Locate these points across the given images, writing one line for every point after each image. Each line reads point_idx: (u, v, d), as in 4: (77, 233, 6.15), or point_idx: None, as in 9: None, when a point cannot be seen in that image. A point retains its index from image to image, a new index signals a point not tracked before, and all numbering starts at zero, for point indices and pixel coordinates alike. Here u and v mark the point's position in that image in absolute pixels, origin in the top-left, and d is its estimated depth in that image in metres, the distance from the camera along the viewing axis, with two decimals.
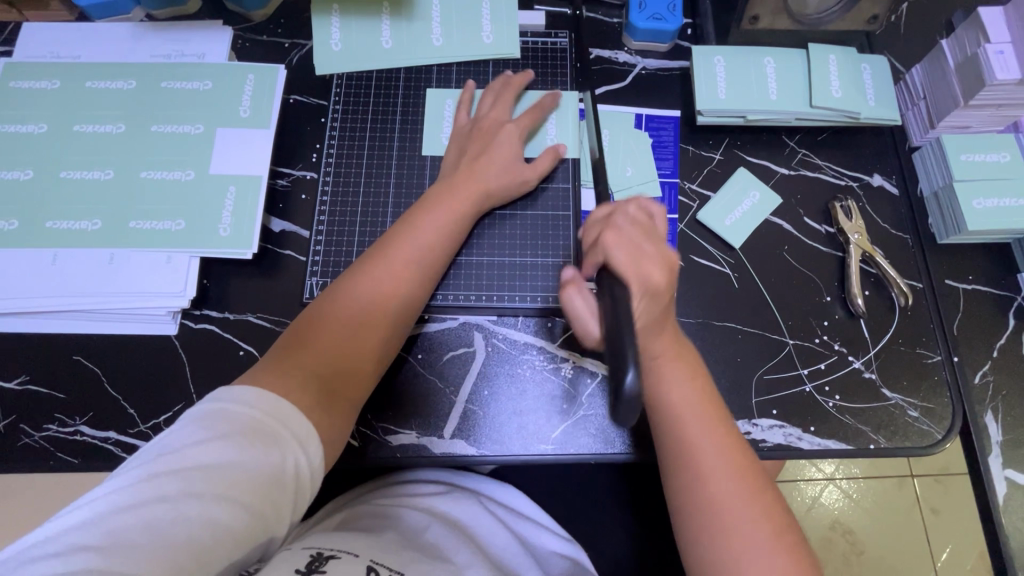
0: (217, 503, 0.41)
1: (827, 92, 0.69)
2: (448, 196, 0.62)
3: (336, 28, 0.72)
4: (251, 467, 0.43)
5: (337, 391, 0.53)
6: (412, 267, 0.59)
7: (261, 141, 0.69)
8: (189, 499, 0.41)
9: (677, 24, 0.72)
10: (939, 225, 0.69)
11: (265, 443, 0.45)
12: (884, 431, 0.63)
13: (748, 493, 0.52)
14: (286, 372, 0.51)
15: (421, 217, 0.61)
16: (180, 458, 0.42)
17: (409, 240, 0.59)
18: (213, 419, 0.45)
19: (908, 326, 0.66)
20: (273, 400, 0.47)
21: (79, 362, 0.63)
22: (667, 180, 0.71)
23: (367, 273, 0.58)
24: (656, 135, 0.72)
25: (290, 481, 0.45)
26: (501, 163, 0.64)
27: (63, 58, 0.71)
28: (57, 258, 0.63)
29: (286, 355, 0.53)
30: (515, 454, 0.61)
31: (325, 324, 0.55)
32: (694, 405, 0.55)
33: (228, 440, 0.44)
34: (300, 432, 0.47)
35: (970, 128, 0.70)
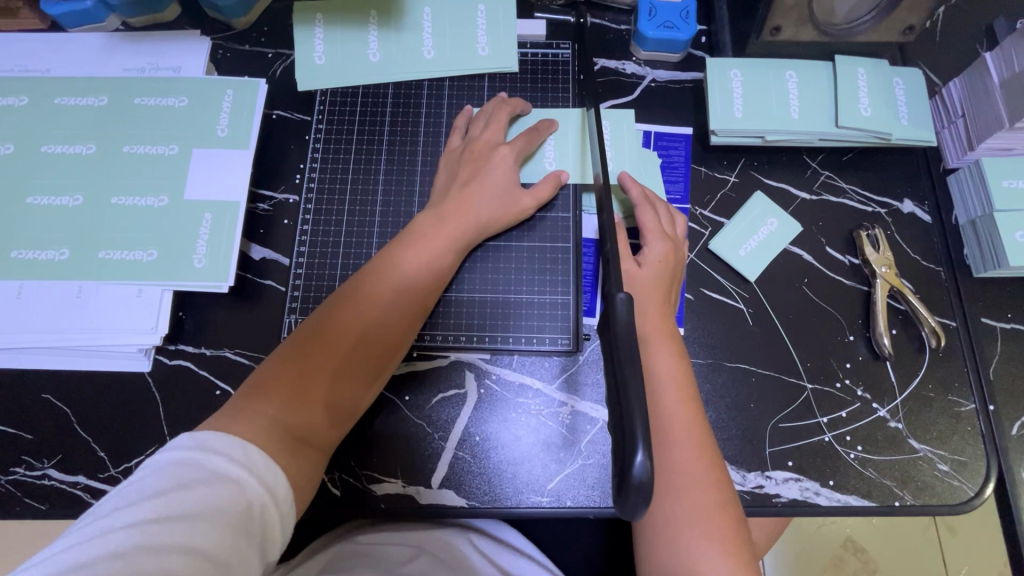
0: (180, 559, 0.37)
1: (855, 110, 0.63)
2: (436, 225, 0.57)
3: (320, 40, 0.67)
4: (218, 517, 0.39)
5: (307, 435, 0.49)
6: (397, 301, 0.54)
7: (239, 164, 0.64)
8: (148, 555, 0.36)
9: (690, 33, 0.66)
10: (976, 258, 0.63)
11: (234, 489, 0.41)
12: (909, 487, 0.57)
13: (719, 520, 0.48)
14: (252, 412, 0.46)
15: (408, 248, 0.56)
16: (139, 509, 0.38)
17: (392, 271, 0.55)
18: (177, 465, 0.41)
19: (939, 370, 0.60)
20: (242, 446, 0.43)
21: (48, 401, 0.60)
22: (676, 207, 0.65)
23: (348, 304, 0.53)
24: (665, 155, 0.66)
25: (259, 530, 0.41)
26: (493, 192, 0.59)
27: (32, 72, 0.66)
28: (23, 291, 0.59)
29: (253, 392, 0.48)
30: (507, 506, 0.57)
31: (301, 360, 0.50)
32: (681, 419, 0.51)
33: (196, 488, 0.39)
34: (269, 479, 0.43)
35: (1015, 150, 0.63)
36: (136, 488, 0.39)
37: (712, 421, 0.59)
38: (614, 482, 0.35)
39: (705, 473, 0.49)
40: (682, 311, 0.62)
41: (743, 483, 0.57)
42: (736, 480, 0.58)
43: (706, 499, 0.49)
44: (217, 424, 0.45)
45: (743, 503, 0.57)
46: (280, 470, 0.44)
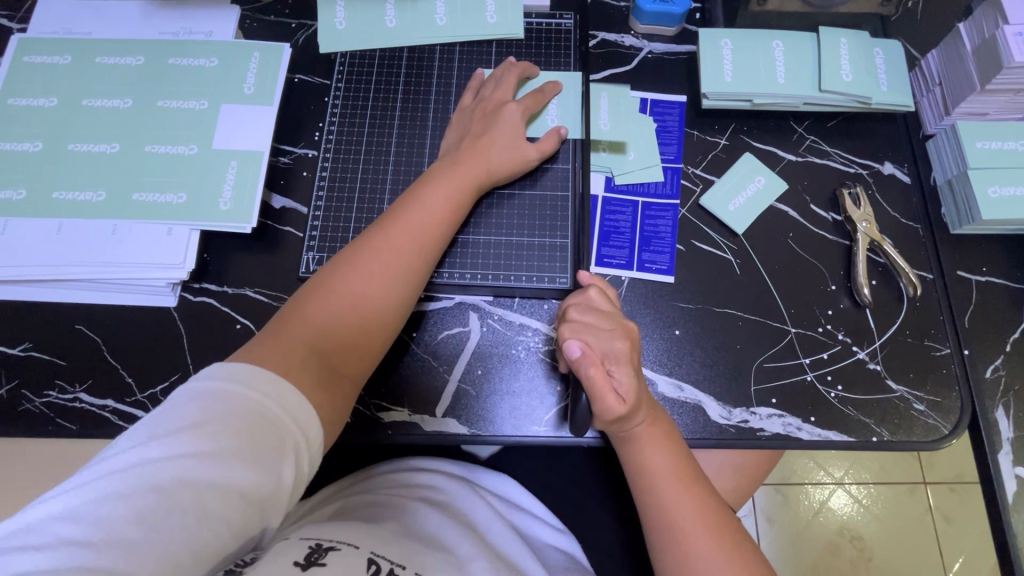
0: (213, 493, 0.40)
1: (837, 76, 0.67)
2: (450, 173, 0.62)
3: (341, 7, 0.73)
4: (248, 458, 0.42)
5: (336, 368, 0.53)
6: (410, 255, 0.58)
7: (264, 118, 0.69)
8: (184, 488, 0.39)
9: (685, 6, 0.71)
10: (952, 215, 0.67)
11: (265, 429, 0.43)
12: (886, 424, 0.61)
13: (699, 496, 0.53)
14: (280, 353, 0.50)
15: (418, 206, 0.60)
16: (176, 441, 0.41)
17: (410, 217, 0.59)
18: (210, 399, 0.43)
19: (916, 317, 0.64)
20: (274, 382, 0.46)
21: (81, 331, 0.64)
22: (669, 165, 0.69)
23: (364, 258, 0.57)
24: (660, 119, 0.71)
25: (288, 472, 0.44)
26: (502, 143, 0.64)
27: (76, 34, 0.72)
28: (62, 228, 0.64)
29: (277, 335, 0.52)
30: (505, 435, 0.61)
31: (326, 301, 0.54)
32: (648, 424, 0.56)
33: (225, 426, 0.42)
34: (300, 417, 0.46)
35: (988, 115, 0.68)
36: (168, 420, 0.42)
37: (700, 360, 0.63)
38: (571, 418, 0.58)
39: (676, 470, 0.54)
40: (673, 260, 0.66)
41: (728, 418, 0.61)
42: (723, 414, 0.61)
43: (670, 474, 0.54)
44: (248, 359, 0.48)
45: (728, 436, 0.60)
46: (310, 406, 0.47)
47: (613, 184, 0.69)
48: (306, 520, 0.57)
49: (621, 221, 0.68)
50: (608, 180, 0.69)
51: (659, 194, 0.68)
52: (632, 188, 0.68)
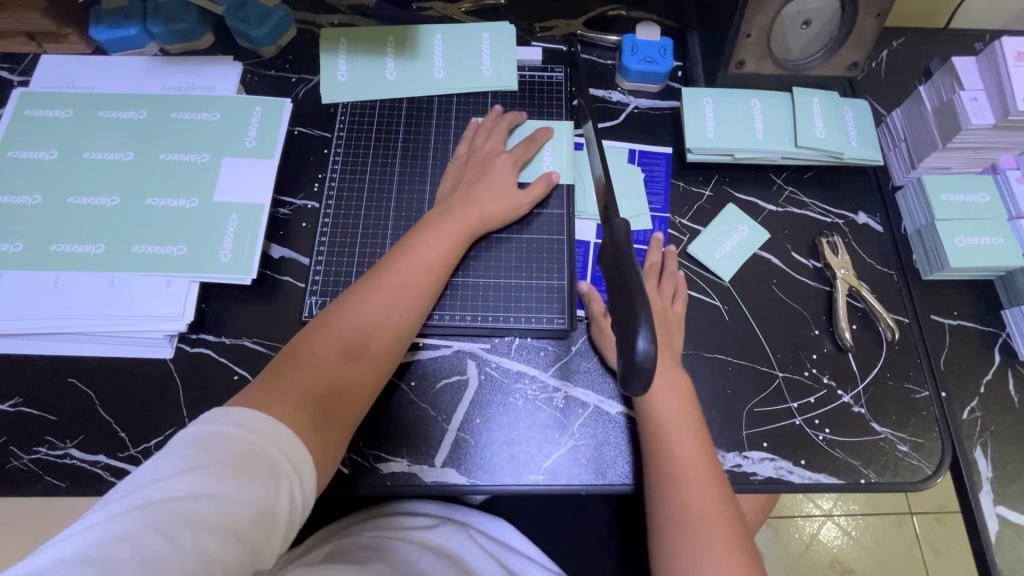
0: (216, 536, 0.39)
1: (812, 133, 0.72)
2: (443, 218, 0.64)
3: (342, 63, 0.76)
4: (247, 499, 0.41)
5: (329, 410, 0.52)
6: (404, 299, 0.59)
7: (265, 171, 0.71)
8: (187, 530, 0.39)
9: (667, 66, 0.76)
10: (923, 262, 0.71)
11: (264, 472, 0.43)
12: (873, 466, 0.63)
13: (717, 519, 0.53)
14: (278, 399, 0.50)
15: (411, 252, 0.61)
16: (177, 483, 0.40)
17: (406, 259, 0.61)
18: (212, 440, 0.43)
19: (896, 360, 0.67)
20: (270, 427, 0.46)
21: (74, 384, 0.63)
22: (657, 215, 0.72)
23: (359, 302, 0.58)
24: (647, 169, 0.74)
25: (284, 516, 0.43)
26: (494, 191, 0.67)
27: (79, 88, 0.74)
28: (59, 281, 0.64)
29: (273, 378, 0.52)
30: (505, 484, 0.61)
31: (317, 343, 0.55)
32: (680, 427, 0.58)
33: (229, 467, 0.42)
34: (298, 461, 0.46)
35: (950, 169, 0.73)
36: (168, 462, 0.41)
37: None
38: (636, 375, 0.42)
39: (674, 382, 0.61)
40: None
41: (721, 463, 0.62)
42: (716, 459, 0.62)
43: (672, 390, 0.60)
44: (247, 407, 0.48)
45: None
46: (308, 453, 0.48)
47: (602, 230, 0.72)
48: (303, 561, 0.57)
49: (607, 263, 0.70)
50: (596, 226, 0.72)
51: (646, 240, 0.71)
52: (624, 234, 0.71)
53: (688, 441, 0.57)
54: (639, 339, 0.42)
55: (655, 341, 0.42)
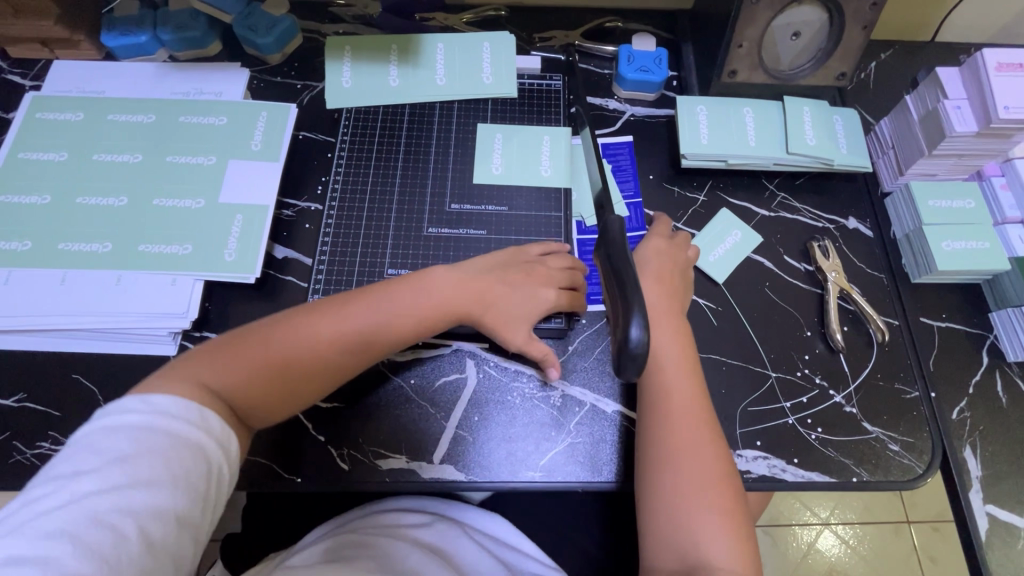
0: (139, 495, 0.41)
1: (802, 140, 0.74)
2: (466, 273, 0.63)
3: (347, 70, 0.78)
4: (160, 461, 0.43)
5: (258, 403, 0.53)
6: (386, 328, 0.58)
7: (270, 174, 0.72)
8: (105, 497, 0.40)
9: (663, 75, 0.78)
10: (912, 265, 0.73)
11: (177, 437, 0.44)
12: (865, 465, 0.64)
13: (719, 500, 0.53)
14: (202, 378, 0.50)
15: (399, 280, 0.61)
16: (87, 458, 0.42)
17: (411, 293, 0.60)
18: (124, 414, 0.44)
19: (886, 361, 0.68)
20: (202, 413, 0.47)
21: (78, 381, 0.64)
22: (630, 201, 0.75)
23: (324, 314, 0.56)
24: (613, 160, 0.77)
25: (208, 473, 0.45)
26: (519, 306, 0.64)
27: (89, 93, 0.76)
28: (66, 278, 0.65)
29: (215, 361, 0.52)
30: (503, 480, 0.62)
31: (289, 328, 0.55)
32: (676, 384, 0.59)
33: (137, 438, 0.43)
34: (223, 437, 0.48)
35: (938, 176, 0.75)
36: (72, 447, 0.43)
37: None
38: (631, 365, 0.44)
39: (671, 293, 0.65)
40: None
41: None
42: None
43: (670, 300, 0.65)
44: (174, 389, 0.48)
45: None
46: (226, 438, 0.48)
47: (584, 227, 0.74)
48: (298, 560, 0.57)
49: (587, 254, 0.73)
50: (579, 224, 0.74)
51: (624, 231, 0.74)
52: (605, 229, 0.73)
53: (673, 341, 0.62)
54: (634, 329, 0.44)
55: (648, 328, 0.44)
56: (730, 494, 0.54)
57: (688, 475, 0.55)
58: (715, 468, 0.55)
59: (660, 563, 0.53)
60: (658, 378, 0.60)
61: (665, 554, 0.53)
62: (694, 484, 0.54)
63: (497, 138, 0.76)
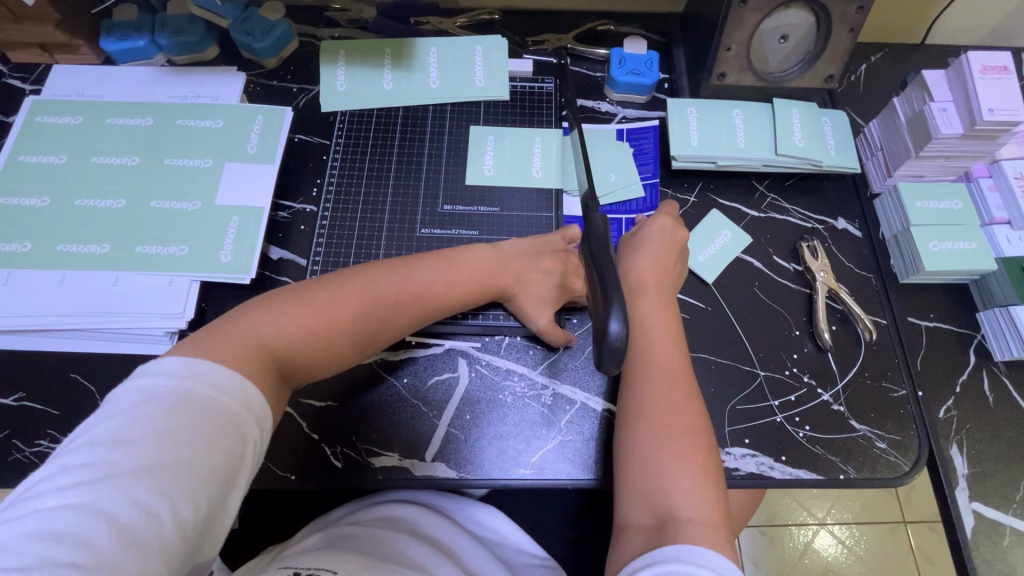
0: (178, 473, 0.41)
1: (791, 142, 0.75)
2: (483, 258, 0.66)
3: (342, 74, 0.79)
4: (203, 444, 0.42)
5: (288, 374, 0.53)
6: (412, 302, 0.60)
7: (266, 176, 0.73)
8: (146, 475, 0.40)
9: (653, 78, 0.79)
10: (900, 265, 0.73)
11: (219, 420, 0.44)
12: (852, 462, 0.65)
13: (692, 453, 0.54)
14: (232, 344, 0.50)
15: (429, 269, 0.63)
16: (129, 433, 0.41)
17: (437, 273, 0.63)
18: (166, 392, 0.44)
19: (874, 360, 0.69)
20: (237, 381, 0.47)
21: (76, 380, 0.65)
22: (648, 183, 0.76)
23: (353, 287, 0.57)
24: (636, 144, 0.78)
25: (244, 463, 0.45)
26: (544, 285, 0.67)
27: (88, 97, 0.77)
28: (64, 279, 0.66)
29: (252, 330, 0.52)
30: (494, 477, 0.63)
31: (318, 298, 0.56)
32: (658, 349, 0.60)
33: (178, 414, 0.43)
34: (260, 415, 0.48)
35: (925, 177, 0.75)
36: (111, 412, 0.42)
37: None
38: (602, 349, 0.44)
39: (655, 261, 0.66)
40: None
41: None
42: None
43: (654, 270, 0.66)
44: (214, 355, 0.48)
45: None
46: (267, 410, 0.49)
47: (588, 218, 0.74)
48: (301, 548, 0.59)
49: None
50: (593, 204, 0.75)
51: (640, 209, 0.75)
52: (616, 207, 0.75)
53: (657, 309, 0.63)
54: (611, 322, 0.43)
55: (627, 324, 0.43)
56: (705, 451, 0.54)
57: (663, 428, 0.55)
58: (689, 424, 0.55)
59: (634, 515, 0.52)
60: (638, 342, 0.61)
61: (638, 506, 0.53)
62: (676, 440, 0.54)
63: (490, 137, 0.77)
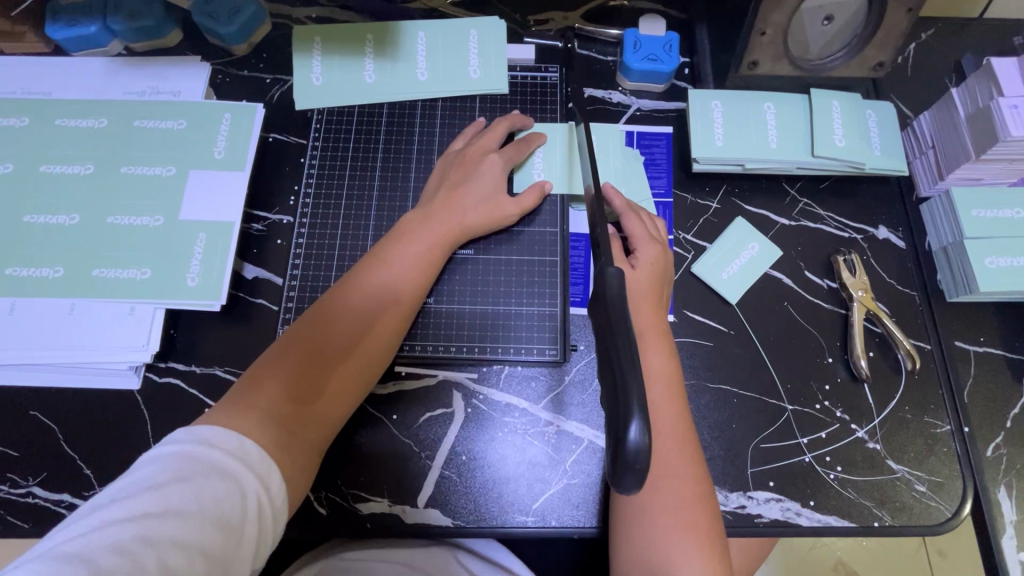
0: (176, 537, 0.37)
1: (830, 141, 0.66)
2: (425, 222, 0.60)
3: (318, 64, 0.70)
4: (211, 508, 0.39)
5: (298, 428, 0.49)
6: (383, 303, 0.56)
7: (236, 185, 0.65)
8: (146, 548, 0.36)
9: (673, 65, 0.69)
10: (948, 283, 0.65)
11: (227, 481, 0.41)
12: (888, 508, 0.58)
13: (694, 518, 0.50)
14: (241, 412, 0.46)
15: (388, 261, 0.57)
16: (139, 501, 0.38)
17: (392, 262, 0.57)
18: (177, 459, 0.41)
19: (915, 392, 0.62)
20: (240, 443, 0.43)
21: (36, 418, 0.60)
22: (661, 200, 0.68)
23: (333, 318, 0.54)
24: (648, 152, 0.69)
25: (251, 529, 0.41)
26: (480, 196, 0.62)
27: (35, 94, 0.68)
28: (16, 307, 0.60)
29: (248, 390, 0.49)
30: (493, 526, 0.57)
31: (306, 342, 0.52)
32: (662, 403, 0.53)
33: (184, 474, 0.40)
34: (262, 468, 0.43)
35: (983, 181, 0.66)
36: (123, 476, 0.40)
37: None
38: (614, 459, 0.37)
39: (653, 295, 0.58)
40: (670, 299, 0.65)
41: (725, 503, 0.58)
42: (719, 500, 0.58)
43: (654, 307, 0.58)
44: (214, 419, 0.45)
45: (726, 525, 0.58)
46: (273, 461, 0.45)
47: None
48: None
49: (574, 258, 0.66)
50: None
51: None
52: None
53: (661, 352, 0.56)
54: (630, 428, 0.36)
55: (648, 431, 0.37)
56: (707, 514, 0.50)
57: (665, 496, 0.50)
58: (692, 488, 0.51)
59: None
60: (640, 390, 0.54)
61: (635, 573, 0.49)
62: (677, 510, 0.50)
63: (541, 146, 0.67)
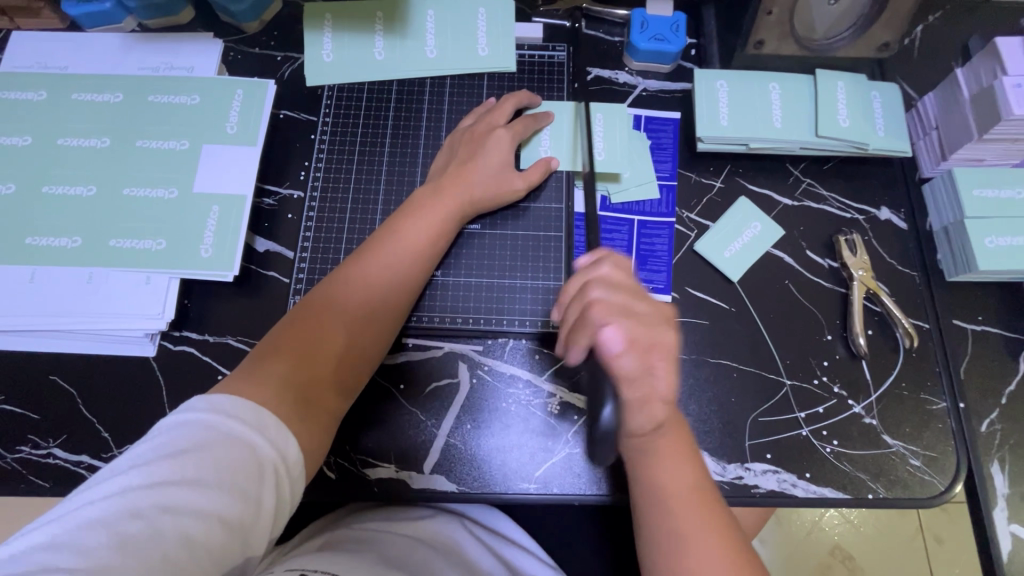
0: (193, 505, 0.39)
1: (834, 121, 0.66)
2: (434, 198, 0.61)
3: (328, 40, 0.71)
4: (227, 478, 0.40)
5: (313, 397, 0.50)
6: (393, 278, 0.57)
7: (248, 160, 0.67)
8: (165, 515, 0.38)
9: (680, 44, 0.69)
10: (948, 262, 0.66)
11: (243, 452, 0.42)
12: (882, 480, 0.60)
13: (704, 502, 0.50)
14: (257, 384, 0.48)
15: (396, 237, 0.58)
16: (158, 469, 0.39)
17: (401, 237, 0.58)
18: (194, 428, 0.42)
19: (912, 369, 0.63)
20: (256, 412, 0.45)
21: (56, 382, 0.62)
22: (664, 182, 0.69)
23: (344, 293, 0.55)
24: (654, 137, 0.70)
25: (269, 499, 0.42)
26: (488, 172, 0.63)
27: (52, 68, 0.70)
28: (35, 276, 0.62)
29: (263, 360, 0.50)
30: (496, 492, 0.59)
31: (318, 316, 0.54)
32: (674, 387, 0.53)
33: (201, 444, 0.41)
34: (278, 439, 0.45)
35: (986, 161, 0.67)
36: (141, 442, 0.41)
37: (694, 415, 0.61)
38: None
39: None
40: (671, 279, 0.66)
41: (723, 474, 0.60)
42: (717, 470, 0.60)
43: None
44: (231, 389, 0.46)
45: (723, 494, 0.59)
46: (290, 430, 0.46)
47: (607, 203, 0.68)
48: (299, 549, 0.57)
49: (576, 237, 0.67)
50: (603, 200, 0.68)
51: (653, 213, 0.68)
52: (628, 206, 0.68)
53: None
54: None
55: None
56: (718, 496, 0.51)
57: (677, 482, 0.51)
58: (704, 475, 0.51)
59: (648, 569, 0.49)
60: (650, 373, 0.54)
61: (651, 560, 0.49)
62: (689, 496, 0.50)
63: (549, 124, 0.68)
